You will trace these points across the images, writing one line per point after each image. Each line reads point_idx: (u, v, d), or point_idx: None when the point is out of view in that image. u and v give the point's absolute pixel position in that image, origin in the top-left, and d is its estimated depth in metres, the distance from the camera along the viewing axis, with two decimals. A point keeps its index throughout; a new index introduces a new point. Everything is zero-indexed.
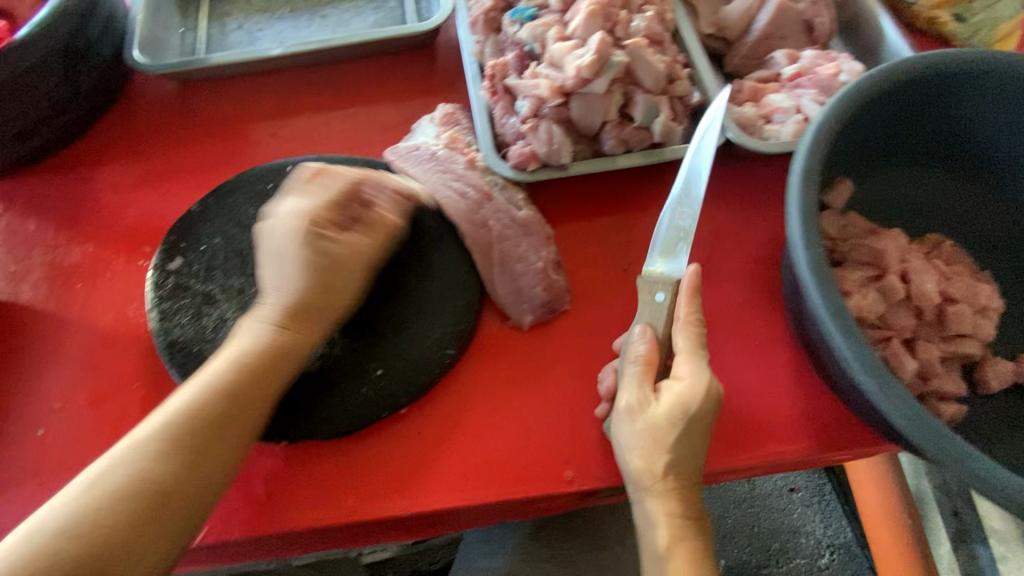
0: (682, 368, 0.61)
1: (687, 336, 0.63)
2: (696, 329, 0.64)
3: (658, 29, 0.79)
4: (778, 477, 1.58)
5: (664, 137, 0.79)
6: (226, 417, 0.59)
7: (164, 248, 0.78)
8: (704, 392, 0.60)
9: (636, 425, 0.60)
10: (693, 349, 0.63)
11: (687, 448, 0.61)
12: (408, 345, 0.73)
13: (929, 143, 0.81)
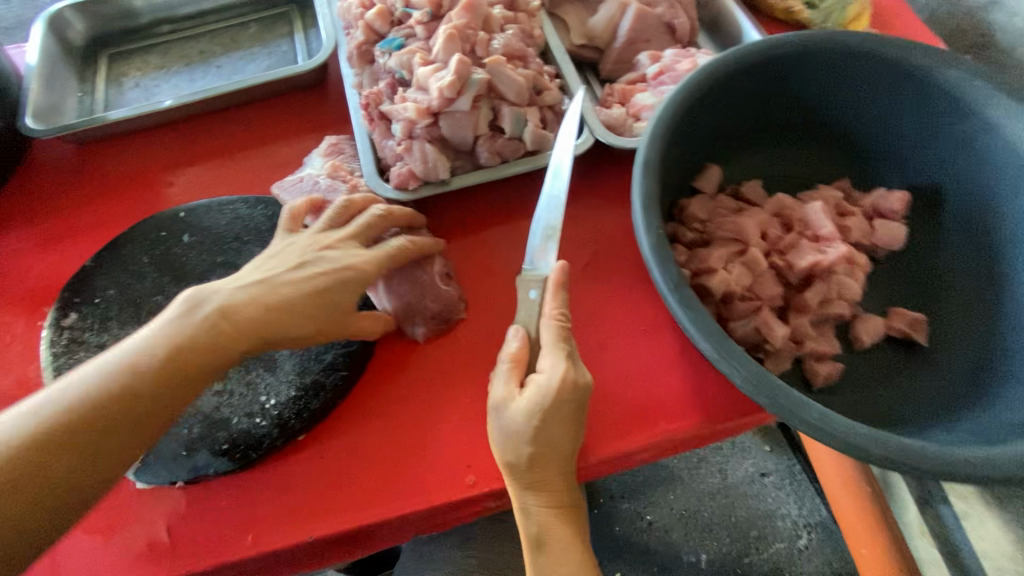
0: (544, 362, 0.64)
1: (557, 325, 0.66)
2: (566, 320, 0.67)
3: (518, 46, 0.84)
4: (748, 464, 1.59)
5: (536, 145, 0.83)
6: (194, 380, 0.63)
7: (59, 304, 0.79)
8: (572, 377, 0.63)
9: (509, 416, 0.63)
10: (564, 338, 0.66)
11: (562, 433, 0.63)
12: (300, 373, 0.74)
13: (807, 120, 0.86)
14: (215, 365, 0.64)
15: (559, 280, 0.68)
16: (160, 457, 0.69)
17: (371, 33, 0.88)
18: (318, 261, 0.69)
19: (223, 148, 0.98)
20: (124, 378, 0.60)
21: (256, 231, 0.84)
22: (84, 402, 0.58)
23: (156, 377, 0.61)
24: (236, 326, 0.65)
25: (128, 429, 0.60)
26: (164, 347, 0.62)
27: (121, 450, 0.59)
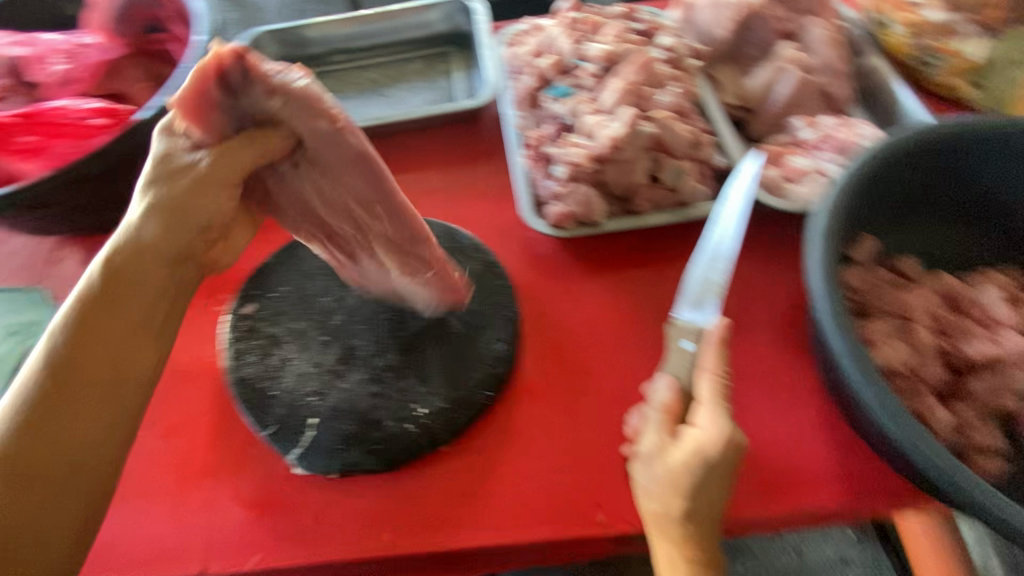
0: (700, 418, 0.64)
1: (713, 378, 0.66)
2: (724, 375, 0.67)
3: (683, 103, 0.89)
4: (829, 548, 1.48)
5: (690, 198, 0.86)
6: (89, 362, 0.58)
7: (241, 294, 0.89)
8: (730, 434, 0.63)
9: (661, 464, 0.64)
10: (721, 393, 0.65)
11: (715, 488, 0.63)
12: (452, 387, 0.78)
13: (977, 206, 0.84)
14: (89, 330, 0.58)
15: (717, 335, 0.68)
16: (317, 446, 0.75)
17: (541, 80, 0.95)
18: (148, 213, 0.63)
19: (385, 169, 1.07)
20: (22, 400, 0.55)
21: None
22: (27, 400, 0.55)
23: (57, 373, 0.56)
24: (122, 263, 0.61)
25: (46, 436, 0.54)
26: (42, 361, 0.57)
27: (42, 473, 0.53)
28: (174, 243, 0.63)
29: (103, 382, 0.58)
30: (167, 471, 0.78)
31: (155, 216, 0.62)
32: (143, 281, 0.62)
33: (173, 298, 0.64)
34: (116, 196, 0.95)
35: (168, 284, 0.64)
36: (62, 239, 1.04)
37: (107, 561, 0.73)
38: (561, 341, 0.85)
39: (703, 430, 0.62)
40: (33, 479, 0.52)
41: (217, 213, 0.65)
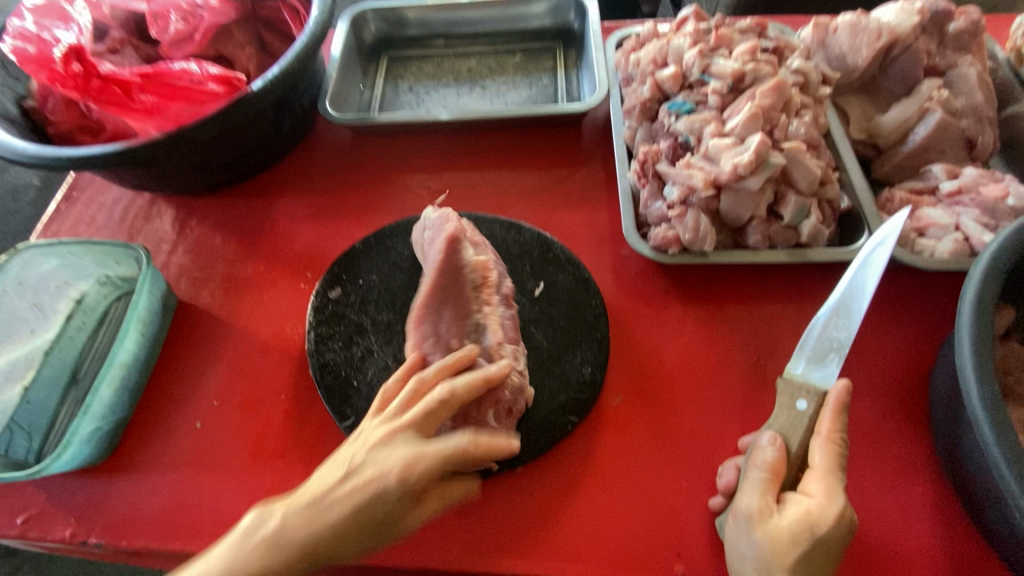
0: (812, 485, 0.60)
1: (828, 443, 0.62)
2: (841, 442, 0.63)
3: (816, 135, 0.83)
4: None
5: (810, 240, 0.80)
6: (340, 537, 0.59)
7: (328, 277, 0.87)
8: (845, 507, 0.59)
9: (764, 531, 0.59)
10: (837, 462, 0.61)
11: (824, 564, 0.58)
12: (534, 405, 0.76)
13: None
14: (370, 517, 0.59)
15: (840, 400, 0.63)
16: None
17: (658, 92, 0.89)
18: (420, 428, 0.64)
19: (478, 165, 1.05)
20: (315, 518, 0.58)
21: (507, 254, 0.89)
22: (303, 538, 0.58)
23: (341, 524, 0.59)
24: (321, 541, 0.58)
25: (345, 546, 0.59)
26: (316, 497, 0.60)
27: (331, 549, 0.59)
28: (450, 443, 0.62)
29: (356, 542, 0.60)
30: (243, 445, 0.79)
31: (403, 443, 0.62)
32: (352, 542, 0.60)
33: (378, 529, 0.61)
34: (218, 163, 0.95)
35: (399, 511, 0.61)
36: (159, 198, 1.06)
37: (181, 528, 0.74)
38: (649, 372, 0.81)
39: (817, 499, 0.59)
40: (320, 557, 0.59)
41: (450, 466, 0.62)
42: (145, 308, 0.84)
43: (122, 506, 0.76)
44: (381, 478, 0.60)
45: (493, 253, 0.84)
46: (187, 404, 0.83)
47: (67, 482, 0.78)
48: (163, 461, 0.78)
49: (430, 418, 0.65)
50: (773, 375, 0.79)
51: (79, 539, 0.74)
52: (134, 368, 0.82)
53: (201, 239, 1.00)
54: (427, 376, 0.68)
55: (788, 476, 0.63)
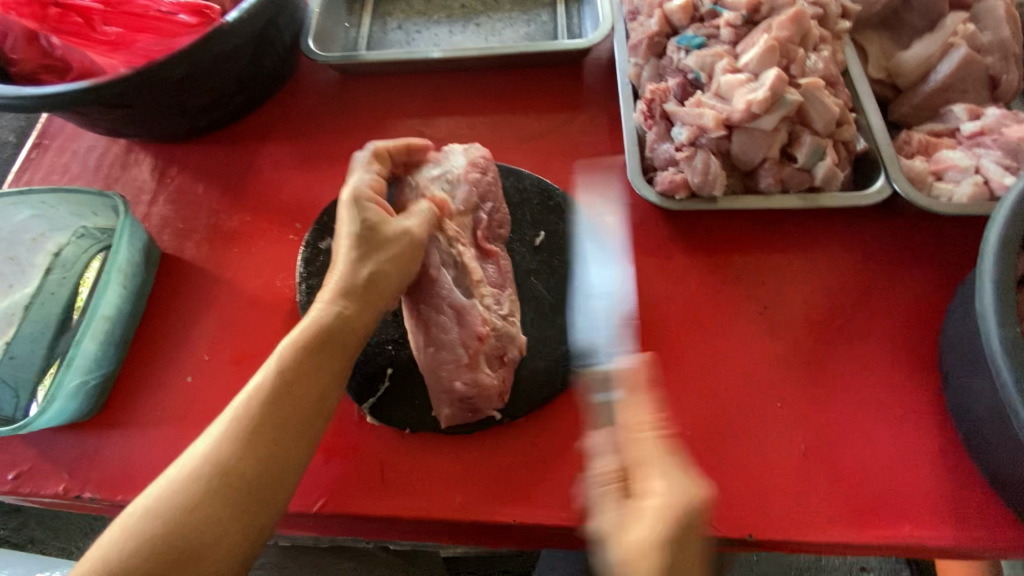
0: None
1: (647, 420, 0.56)
2: (662, 425, 0.56)
3: (834, 71, 0.78)
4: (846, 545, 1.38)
5: (823, 183, 0.76)
6: (287, 407, 0.57)
7: (317, 227, 0.83)
8: (682, 495, 0.50)
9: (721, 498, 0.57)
10: (669, 445, 0.55)
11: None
12: (535, 356, 0.74)
13: None
14: (320, 348, 0.61)
15: (638, 378, 0.59)
16: (393, 398, 0.73)
17: (666, 25, 0.83)
18: (342, 250, 0.66)
19: (473, 108, 0.99)
20: (255, 397, 0.57)
21: (505, 201, 0.84)
22: (242, 423, 0.55)
23: (276, 389, 0.58)
24: (266, 397, 0.57)
25: (292, 413, 0.57)
26: (258, 383, 0.58)
27: (280, 429, 0.56)
28: (377, 272, 0.65)
29: (304, 402, 0.58)
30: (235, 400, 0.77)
31: (346, 294, 0.64)
32: (308, 392, 0.59)
33: (344, 352, 0.62)
34: (195, 105, 0.89)
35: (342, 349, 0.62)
36: (135, 144, 0.99)
37: None
38: (652, 323, 0.78)
39: (659, 487, 0.51)
40: (280, 436, 0.56)
41: (390, 281, 0.65)
42: (126, 260, 0.79)
43: (115, 460, 0.74)
44: (325, 311, 0.63)
45: (478, 198, 0.77)
46: (176, 359, 0.80)
47: (57, 438, 0.76)
48: (154, 416, 0.76)
49: (398, 249, 0.66)
50: (779, 325, 0.77)
51: (73, 493, 0.73)
52: (119, 322, 0.78)
53: (183, 188, 0.94)
54: (364, 184, 0.68)
55: None
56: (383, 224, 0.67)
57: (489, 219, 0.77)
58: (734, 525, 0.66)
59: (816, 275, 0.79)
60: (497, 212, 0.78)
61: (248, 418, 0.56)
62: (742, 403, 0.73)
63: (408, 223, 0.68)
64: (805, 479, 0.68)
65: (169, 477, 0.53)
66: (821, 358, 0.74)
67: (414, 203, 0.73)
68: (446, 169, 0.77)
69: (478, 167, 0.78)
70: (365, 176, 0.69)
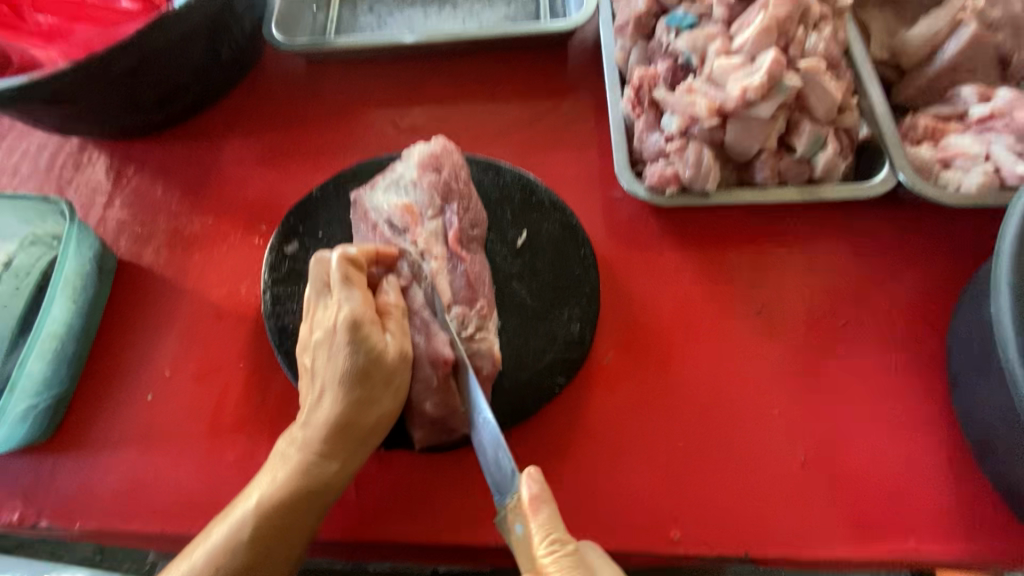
0: None
1: (552, 529, 0.54)
2: (558, 545, 0.54)
3: (836, 52, 0.72)
4: None
5: (824, 174, 0.71)
6: (305, 503, 0.58)
7: (283, 230, 0.77)
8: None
9: None
10: (565, 567, 0.52)
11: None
12: (518, 367, 0.69)
13: None
14: (300, 512, 0.58)
15: (535, 490, 0.55)
16: None
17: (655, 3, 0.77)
18: (330, 387, 0.60)
19: (450, 97, 0.93)
20: (245, 534, 0.56)
21: (484, 199, 0.79)
22: (261, 515, 0.57)
23: (262, 534, 0.56)
24: (286, 492, 0.58)
25: (305, 514, 0.58)
26: (250, 515, 0.57)
27: (268, 561, 0.57)
28: (367, 423, 0.60)
29: (288, 545, 0.58)
30: (199, 418, 0.72)
31: (348, 389, 0.59)
32: (325, 492, 0.59)
33: (321, 510, 0.60)
34: (148, 99, 0.83)
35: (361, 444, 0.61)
36: (88, 142, 0.93)
37: (139, 508, 0.68)
38: (642, 326, 0.74)
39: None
40: (292, 533, 0.58)
41: (394, 373, 0.61)
42: (73, 270, 0.74)
43: (72, 486, 0.70)
44: (309, 464, 0.59)
45: (442, 197, 0.73)
46: (134, 375, 0.75)
47: (10, 463, 0.71)
48: (112, 437, 0.72)
49: (390, 388, 0.61)
50: (777, 326, 0.72)
51: (28, 521, 0.68)
52: (69, 337, 0.73)
53: (140, 189, 0.88)
54: (359, 306, 0.60)
55: None
56: (380, 357, 0.60)
57: (460, 217, 0.72)
58: (731, 542, 0.62)
59: (815, 273, 0.75)
60: (468, 209, 0.73)
61: (267, 510, 0.57)
62: (738, 412, 0.68)
63: (400, 344, 0.62)
64: (805, 491, 0.64)
65: (198, 549, 0.56)
66: (821, 361, 0.70)
67: (375, 217, 0.73)
68: (403, 178, 0.75)
69: (430, 166, 0.74)
70: (358, 296, 0.61)
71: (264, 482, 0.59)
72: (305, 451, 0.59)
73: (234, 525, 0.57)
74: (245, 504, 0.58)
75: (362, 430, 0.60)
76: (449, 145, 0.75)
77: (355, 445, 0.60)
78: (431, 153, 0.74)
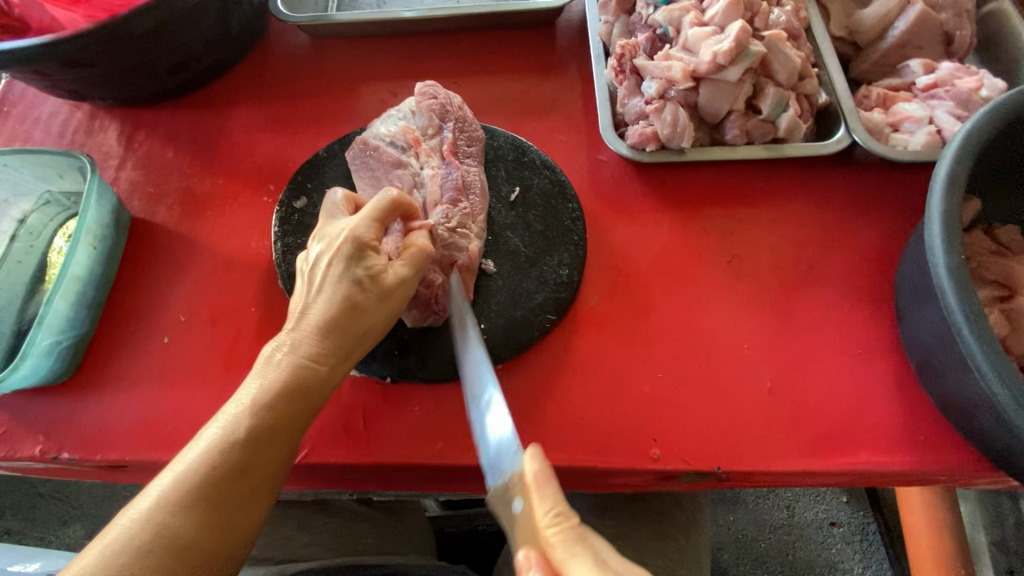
0: (612, 558, 0.50)
1: (560, 520, 0.50)
2: (563, 519, 0.51)
3: (797, 25, 0.79)
4: (818, 508, 1.42)
5: (786, 134, 0.78)
6: (297, 406, 0.62)
7: (291, 187, 0.83)
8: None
9: None
10: (570, 539, 0.49)
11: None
12: (512, 305, 0.75)
13: None
14: (290, 415, 0.62)
15: (535, 474, 0.53)
16: (373, 352, 0.74)
17: None
18: (324, 297, 0.65)
19: (446, 71, 0.99)
20: (238, 436, 0.59)
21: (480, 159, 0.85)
22: (257, 415, 0.60)
23: (256, 435, 0.60)
24: (278, 393, 0.62)
25: (298, 414, 0.63)
26: (242, 416, 0.60)
27: (263, 457, 0.60)
28: (356, 333, 0.66)
29: (282, 443, 0.62)
30: (213, 359, 0.77)
31: (345, 299, 0.65)
32: (316, 393, 0.64)
33: (308, 412, 0.64)
34: (162, 66, 0.88)
35: (350, 353, 0.66)
36: (100, 109, 0.97)
37: (157, 440, 0.73)
38: (625, 273, 0.81)
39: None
40: (285, 431, 0.62)
41: (386, 294, 0.67)
42: (95, 220, 0.78)
43: (92, 422, 0.74)
44: (299, 368, 0.63)
45: (439, 118, 0.82)
46: (150, 321, 0.79)
47: (31, 401, 0.75)
48: (130, 377, 0.76)
49: (384, 306, 0.67)
50: (746, 272, 0.80)
51: (50, 454, 0.72)
52: (90, 283, 0.77)
53: (152, 152, 0.93)
54: (365, 228, 0.66)
55: None
56: (380, 277, 0.66)
57: (456, 136, 0.82)
58: (705, 459, 0.69)
59: (780, 225, 0.82)
60: (463, 129, 0.82)
61: (262, 410, 0.60)
62: (712, 347, 0.76)
63: (402, 270, 0.68)
64: (770, 414, 0.72)
65: (196, 446, 0.58)
66: (785, 301, 0.78)
67: (377, 143, 0.81)
68: (401, 108, 0.84)
69: (429, 94, 0.83)
70: (366, 219, 0.66)
71: (257, 383, 0.62)
72: (297, 355, 0.64)
73: (230, 424, 0.60)
74: (242, 403, 0.61)
75: (351, 341, 0.66)
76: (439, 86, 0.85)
77: (344, 351, 0.66)
78: (423, 86, 0.83)
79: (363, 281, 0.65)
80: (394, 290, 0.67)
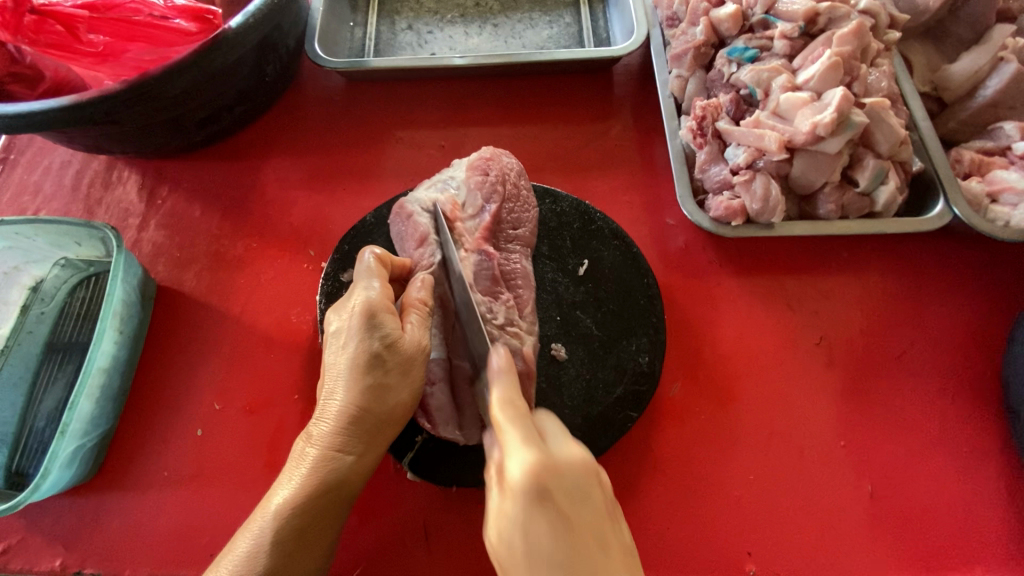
0: (558, 438, 0.49)
1: (510, 398, 0.51)
2: (513, 403, 0.51)
3: (895, 89, 0.73)
4: None
5: (884, 209, 0.72)
6: (293, 548, 0.55)
7: (337, 257, 0.75)
8: (565, 454, 0.47)
9: (535, 529, 0.45)
10: (516, 417, 0.50)
11: (549, 533, 0.45)
12: (588, 398, 0.68)
13: None
14: (287, 559, 0.54)
15: (501, 365, 0.54)
16: (434, 455, 0.66)
17: (713, 34, 0.78)
18: (342, 379, 0.58)
19: (495, 119, 0.92)
20: None
21: (543, 226, 0.78)
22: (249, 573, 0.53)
23: (285, 539, 0.54)
24: (270, 541, 0.54)
25: (298, 558, 0.55)
26: (268, 522, 0.55)
27: None
28: (384, 413, 0.58)
29: None
30: (255, 454, 0.69)
31: (367, 376, 0.57)
32: (317, 530, 0.56)
33: (342, 507, 0.58)
34: (192, 119, 0.79)
35: (341, 480, 0.57)
36: (118, 159, 0.88)
37: (194, 553, 0.65)
38: (705, 356, 0.74)
39: (523, 463, 0.45)
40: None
41: (402, 366, 0.58)
42: (121, 300, 0.70)
43: (118, 529, 0.66)
44: (323, 460, 0.57)
45: (484, 197, 0.71)
46: (181, 409, 0.71)
47: (49, 504, 0.67)
48: (161, 476, 0.68)
49: (409, 378, 0.59)
50: (837, 356, 0.73)
51: (72, 569, 0.64)
52: (115, 371, 0.69)
53: (176, 210, 0.85)
54: (375, 293, 0.60)
55: (566, 490, 0.46)
56: (401, 345, 0.59)
57: (501, 215, 0.71)
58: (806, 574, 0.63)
59: (870, 302, 0.76)
60: (514, 209, 0.72)
61: (254, 565, 0.53)
62: (805, 443, 0.69)
63: (418, 333, 0.60)
64: (874, 522, 0.65)
65: None
66: (881, 390, 0.71)
67: (415, 210, 0.71)
68: (449, 176, 0.74)
69: (479, 168, 0.72)
70: (374, 287, 0.61)
71: (247, 535, 0.55)
72: (285, 498, 0.55)
73: None
74: (233, 561, 0.54)
75: (375, 420, 0.58)
76: (498, 152, 0.74)
77: (334, 479, 0.57)
78: (485, 153, 0.73)
79: (376, 353, 0.57)
80: (412, 360, 0.59)
